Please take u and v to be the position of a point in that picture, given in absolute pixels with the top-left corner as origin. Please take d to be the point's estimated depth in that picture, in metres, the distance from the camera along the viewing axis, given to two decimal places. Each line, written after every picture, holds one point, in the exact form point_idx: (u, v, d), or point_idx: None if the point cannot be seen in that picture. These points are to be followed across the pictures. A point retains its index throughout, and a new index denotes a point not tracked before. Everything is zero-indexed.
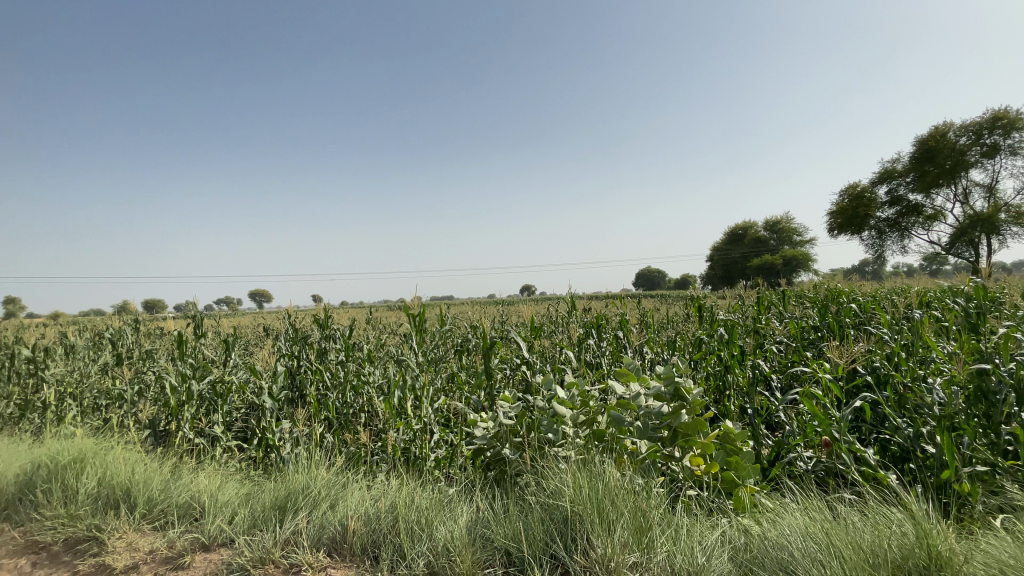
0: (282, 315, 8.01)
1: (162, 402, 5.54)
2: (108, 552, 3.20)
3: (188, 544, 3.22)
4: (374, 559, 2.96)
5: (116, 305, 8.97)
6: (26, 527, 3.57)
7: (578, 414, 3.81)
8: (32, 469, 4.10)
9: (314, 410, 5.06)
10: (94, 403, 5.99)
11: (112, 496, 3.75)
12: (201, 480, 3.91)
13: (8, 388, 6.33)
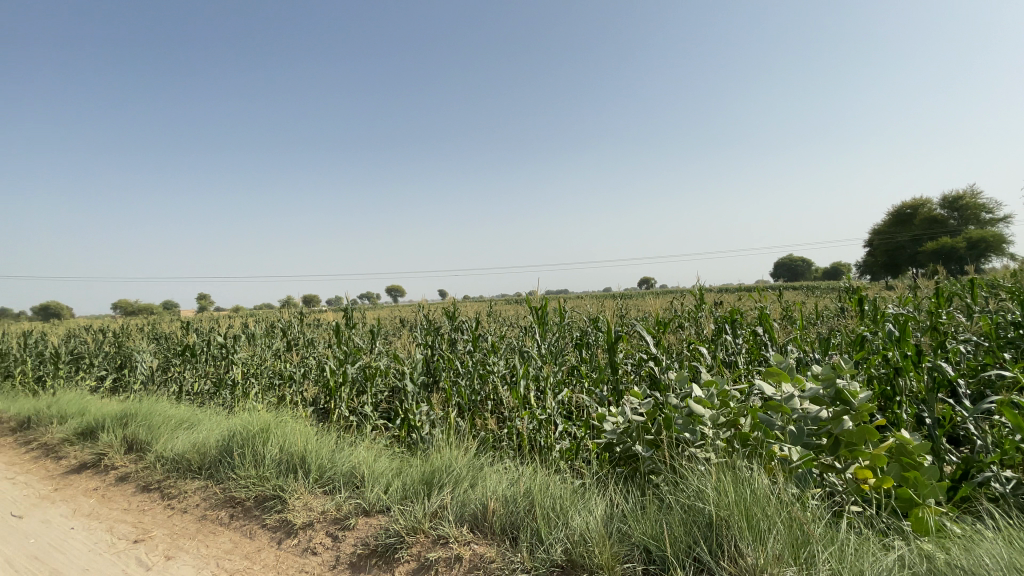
0: (414, 307, 8.67)
1: (321, 383, 6.33)
2: (290, 509, 3.78)
3: (352, 508, 3.65)
4: (513, 540, 3.08)
5: (282, 299, 10.46)
6: (230, 483, 4.36)
7: (719, 414, 3.53)
8: (232, 434, 4.95)
9: (448, 396, 5.38)
10: (271, 381, 7.06)
11: (291, 461, 4.36)
12: (360, 452, 4.40)
13: (211, 367, 7.75)
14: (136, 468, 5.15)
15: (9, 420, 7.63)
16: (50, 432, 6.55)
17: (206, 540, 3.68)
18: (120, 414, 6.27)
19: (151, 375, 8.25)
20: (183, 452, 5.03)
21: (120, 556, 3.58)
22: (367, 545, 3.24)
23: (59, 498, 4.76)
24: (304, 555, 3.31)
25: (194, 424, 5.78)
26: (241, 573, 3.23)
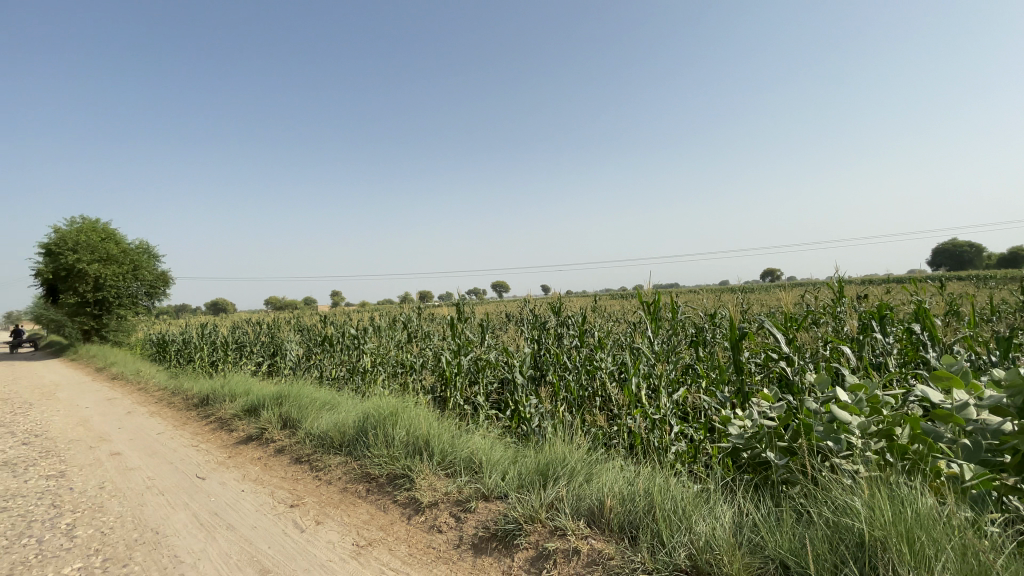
0: (521, 302, 8.84)
1: (438, 372, 6.73)
2: (417, 488, 4.09)
3: (473, 492, 3.84)
4: (633, 540, 3.00)
5: (401, 294, 11.30)
6: (365, 461, 4.83)
7: (868, 422, 3.11)
8: (366, 417, 5.47)
9: (557, 390, 5.39)
10: (394, 370, 7.68)
11: (416, 444, 4.70)
12: (478, 440, 4.60)
13: (343, 356, 8.64)
14: (290, 442, 5.92)
15: (195, 396, 9.24)
16: (225, 408, 7.80)
17: (347, 510, 4.13)
18: (275, 394, 7.25)
19: (298, 362, 9.43)
20: (326, 430, 5.68)
21: (281, 518, 4.15)
22: (487, 528, 3.39)
23: (234, 463, 5.65)
24: (430, 532, 3.56)
25: (333, 406, 6.50)
26: (378, 542, 3.57)
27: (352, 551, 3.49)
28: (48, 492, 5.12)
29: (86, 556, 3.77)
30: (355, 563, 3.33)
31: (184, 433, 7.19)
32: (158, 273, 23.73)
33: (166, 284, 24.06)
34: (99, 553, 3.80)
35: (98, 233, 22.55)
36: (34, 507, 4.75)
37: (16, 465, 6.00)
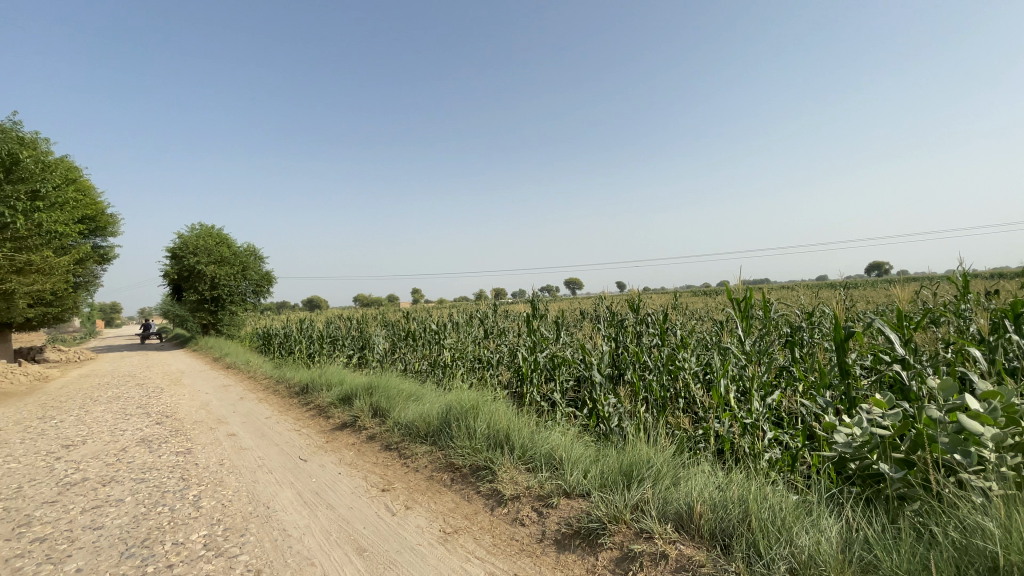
0: (598, 298, 8.71)
1: (515, 367, 6.81)
2: (499, 481, 4.18)
3: (554, 488, 3.86)
4: (726, 548, 2.87)
5: (477, 290, 11.57)
6: (448, 451, 5.02)
7: (1005, 435, 2.69)
8: (449, 409, 5.67)
9: (638, 389, 5.25)
10: (472, 365, 7.89)
11: (497, 437, 4.80)
12: (558, 436, 4.60)
13: (425, 350, 9.02)
14: (380, 430, 6.29)
15: (296, 385, 10.10)
16: (322, 396, 8.47)
17: (433, 497, 4.31)
18: (365, 386, 7.73)
19: (384, 355, 9.99)
20: (411, 420, 5.97)
21: (373, 501, 4.43)
22: (570, 525, 3.39)
23: (330, 448, 6.11)
24: (513, 524, 3.62)
25: (418, 397, 6.81)
26: (464, 530, 3.69)
27: (439, 537, 3.65)
28: (179, 466, 5.85)
29: (210, 525, 4.25)
30: (442, 549, 3.47)
31: (287, 419, 7.89)
32: (263, 273, 26.16)
33: (269, 282, 26.46)
34: (220, 523, 4.28)
35: (213, 237, 25.31)
36: (168, 479, 5.44)
37: (154, 441, 6.91)
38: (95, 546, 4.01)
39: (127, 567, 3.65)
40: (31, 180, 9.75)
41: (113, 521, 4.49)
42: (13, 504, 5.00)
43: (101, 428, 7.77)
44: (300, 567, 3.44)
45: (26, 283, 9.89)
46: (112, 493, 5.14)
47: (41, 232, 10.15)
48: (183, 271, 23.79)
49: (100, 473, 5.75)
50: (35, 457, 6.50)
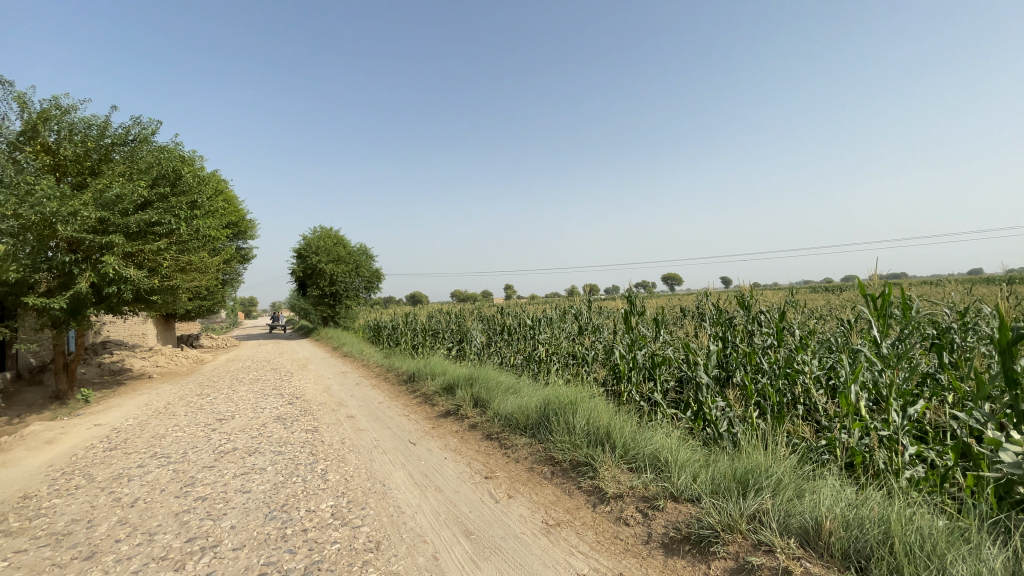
0: (700, 293, 8.27)
1: (612, 364, 6.69)
2: (601, 478, 4.15)
3: (660, 490, 3.76)
4: (861, 571, 2.59)
5: (569, 286, 11.55)
6: (548, 445, 5.08)
7: None
8: (547, 403, 5.72)
9: (749, 392, 4.89)
10: (567, 361, 7.89)
11: (597, 434, 4.76)
12: (662, 437, 4.45)
13: (521, 345, 9.18)
14: (481, 421, 6.55)
15: (403, 374, 10.86)
16: (427, 386, 9.02)
17: (535, 488, 4.40)
18: (465, 377, 8.07)
19: (482, 348, 10.37)
20: (510, 413, 6.12)
21: (477, 487, 4.62)
22: (679, 530, 3.28)
23: (436, 434, 6.49)
24: (617, 523, 3.58)
25: (516, 390, 6.95)
26: (566, 524, 3.72)
27: (542, 528, 3.71)
28: (307, 442, 6.57)
29: (336, 497, 4.73)
30: (545, 540, 3.53)
31: (397, 405, 8.51)
32: (372, 270, 28.39)
33: (378, 279, 28.65)
34: (343, 495, 4.74)
35: (330, 239, 28.00)
36: (299, 453, 6.14)
37: (287, 419, 7.83)
38: (244, 507, 4.64)
39: (269, 527, 4.18)
40: (189, 193, 11.49)
41: (257, 486, 5.17)
42: (183, 467, 5.95)
43: (245, 406, 8.97)
44: (413, 543, 3.70)
45: (188, 280, 11.64)
46: (256, 462, 5.91)
47: (198, 236, 11.92)
48: (307, 270, 26.63)
49: (247, 444, 6.64)
50: (197, 427, 7.68)
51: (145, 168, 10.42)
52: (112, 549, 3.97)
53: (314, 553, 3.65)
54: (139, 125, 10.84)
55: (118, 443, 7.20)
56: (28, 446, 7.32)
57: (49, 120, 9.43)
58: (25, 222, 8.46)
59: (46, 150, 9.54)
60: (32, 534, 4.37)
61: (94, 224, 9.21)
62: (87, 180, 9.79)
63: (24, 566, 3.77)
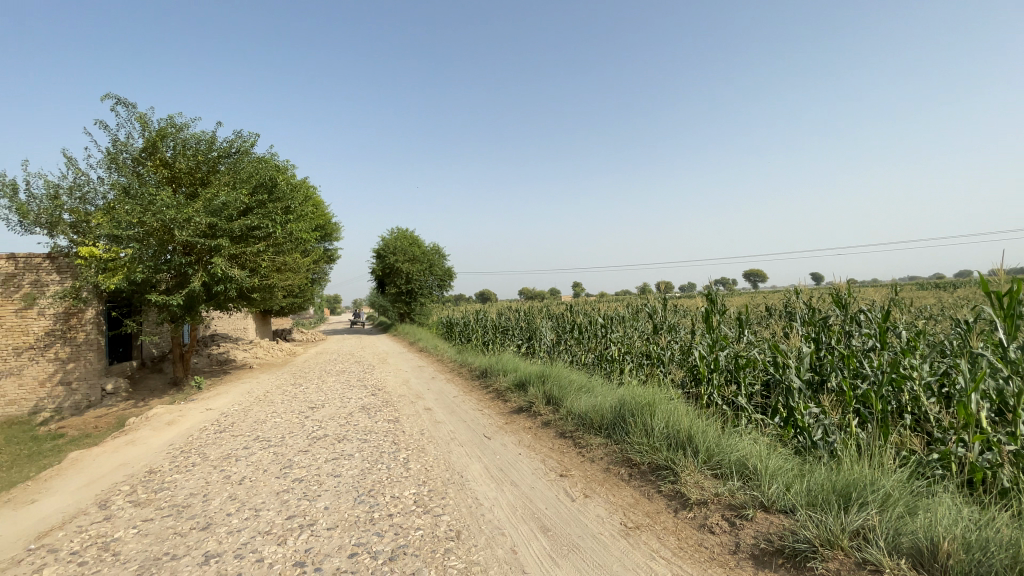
0: (788, 290, 7.72)
1: (690, 365, 6.42)
2: (683, 483, 4.03)
3: (748, 498, 3.58)
4: None
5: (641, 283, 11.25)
6: (626, 447, 5.00)
7: None
8: (623, 403, 5.62)
9: (847, 398, 4.50)
10: (641, 361, 7.68)
11: (678, 438, 4.61)
12: (749, 444, 4.23)
13: (592, 343, 9.07)
14: (554, 419, 6.56)
15: (476, 370, 11.13)
16: (500, 382, 9.18)
17: (612, 489, 4.35)
18: (537, 374, 8.11)
19: (552, 346, 10.38)
20: (585, 412, 6.07)
21: (552, 484, 4.65)
22: (771, 542, 3.10)
23: (510, 429, 6.60)
24: (701, 531, 3.46)
25: (590, 389, 6.88)
26: (646, 528, 3.65)
27: (621, 530, 3.66)
28: (389, 432, 6.94)
29: (418, 485, 4.96)
30: (625, 542, 3.48)
31: (471, 399, 8.74)
32: (444, 268, 29.34)
33: (449, 277, 29.52)
34: (424, 484, 4.96)
35: (406, 239, 29.27)
36: (382, 442, 6.50)
37: (370, 409, 8.31)
38: (336, 490, 4.99)
39: (358, 510, 4.47)
40: (283, 199, 12.43)
41: (347, 471, 5.55)
42: (281, 450, 6.51)
43: (333, 396, 9.62)
44: (492, 535, 3.80)
45: (282, 279, 12.67)
46: (345, 448, 6.33)
47: (291, 239, 12.89)
48: (385, 270, 28.05)
49: (336, 431, 7.14)
50: (292, 415, 8.36)
51: (246, 177, 11.41)
52: (225, 521, 4.43)
53: (400, 538, 3.86)
54: (241, 138, 11.90)
55: (226, 426, 8.01)
56: (154, 426, 8.34)
57: (166, 137, 10.68)
58: (148, 227, 9.74)
59: (165, 164, 10.84)
60: (161, 504, 4.99)
61: (205, 229, 10.26)
62: (198, 189, 10.91)
63: (155, 532, 4.31)
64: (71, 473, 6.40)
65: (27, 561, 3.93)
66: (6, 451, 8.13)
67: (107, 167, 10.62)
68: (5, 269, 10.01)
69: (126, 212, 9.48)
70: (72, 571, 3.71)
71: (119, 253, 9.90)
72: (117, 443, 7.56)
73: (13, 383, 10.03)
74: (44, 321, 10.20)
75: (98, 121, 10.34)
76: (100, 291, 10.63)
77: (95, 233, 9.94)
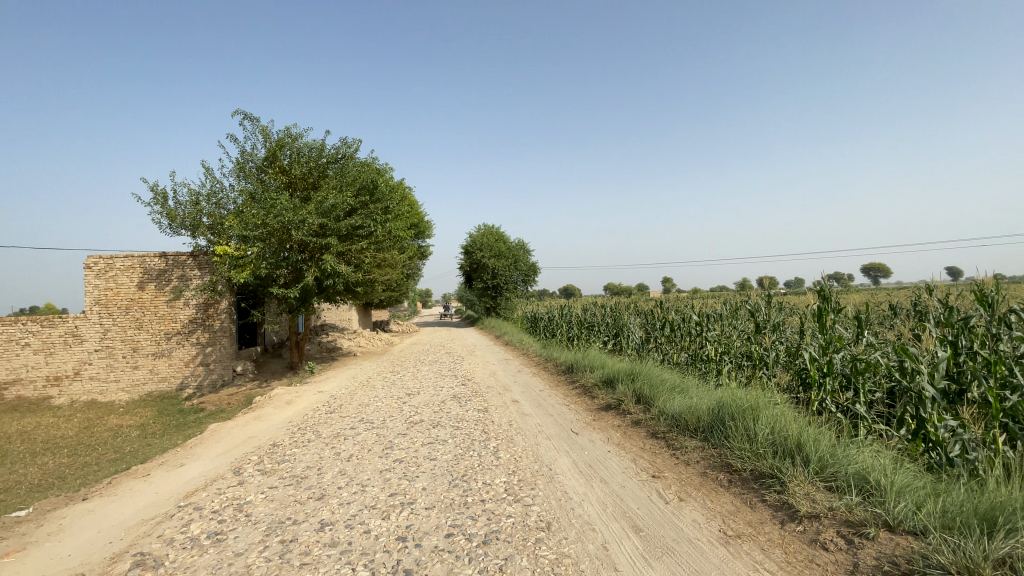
0: (919, 285, 6.79)
1: (798, 369, 5.92)
2: (791, 494, 3.76)
3: (869, 516, 3.25)
4: None
5: (741, 279, 10.54)
6: (725, 452, 4.76)
7: None
8: (722, 406, 5.34)
9: (993, 411, 3.89)
10: (741, 362, 7.22)
11: (785, 445, 4.29)
12: (870, 456, 3.83)
13: (686, 341, 8.68)
14: (645, 418, 6.41)
15: (562, 365, 11.16)
16: (587, 378, 9.12)
17: (709, 495, 4.17)
18: (627, 372, 7.93)
19: (641, 343, 10.11)
20: (679, 413, 5.86)
21: (645, 484, 4.56)
22: (897, 565, 2.79)
23: (598, 426, 6.56)
24: (813, 546, 3.20)
25: (684, 390, 6.61)
26: (748, 537, 3.44)
27: (720, 537, 3.50)
28: (480, 421, 7.20)
29: (508, 474, 5.11)
30: (724, 550, 3.32)
31: (557, 394, 8.80)
32: (529, 264, 29.73)
33: (533, 273, 29.88)
34: (514, 474, 5.10)
35: (492, 236, 30.01)
36: (474, 430, 6.77)
37: (461, 398, 8.68)
38: (432, 473, 5.30)
39: (453, 493, 4.71)
40: (383, 200, 13.30)
41: (442, 455, 5.86)
42: (382, 432, 7.03)
43: (427, 384, 10.19)
44: (582, 530, 3.81)
45: (381, 274, 13.58)
46: (439, 434, 6.68)
47: (391, 236, 13.74)
48: (472, 265, 28.97)
49: (430, 417, 7.56)
50: (391, 400, 8.97)
51: (351, 181, 12.34)
52: (336, 493, 4.89)
53: (492, 523, 4.01)
54: (346, 144, 12.88)
55: (335, 407, 8.80)
56: (276, 404, 9.40)
57: (284, 147, 11.88)
58: (270, 229, 10.91)
59: (283, 171, 12.09)
60: (282, 474, 5.62)
61: (317, 229, 11.31)
62: (310, 192, 12.02)
63: (279, 498, 4.87)
64: (211, 442, 7.42)
65: (180, 515, 4.64)
66: (162, 422, 9.60)
67: (236, 175, 12.09)
68: (159, 265, 11.79)
69: (253, 215, 10.77)
70: (215, 526, 4.31)
71: (247, 251, 11.21)
72: (246, 418, 8.63)
73: (166, 362, 11.81)
74: (189, 310, 11.87)
75: (230, 134, 11.78)
76: (231, 285, 12.13)
77: (228, 234, 11.36)
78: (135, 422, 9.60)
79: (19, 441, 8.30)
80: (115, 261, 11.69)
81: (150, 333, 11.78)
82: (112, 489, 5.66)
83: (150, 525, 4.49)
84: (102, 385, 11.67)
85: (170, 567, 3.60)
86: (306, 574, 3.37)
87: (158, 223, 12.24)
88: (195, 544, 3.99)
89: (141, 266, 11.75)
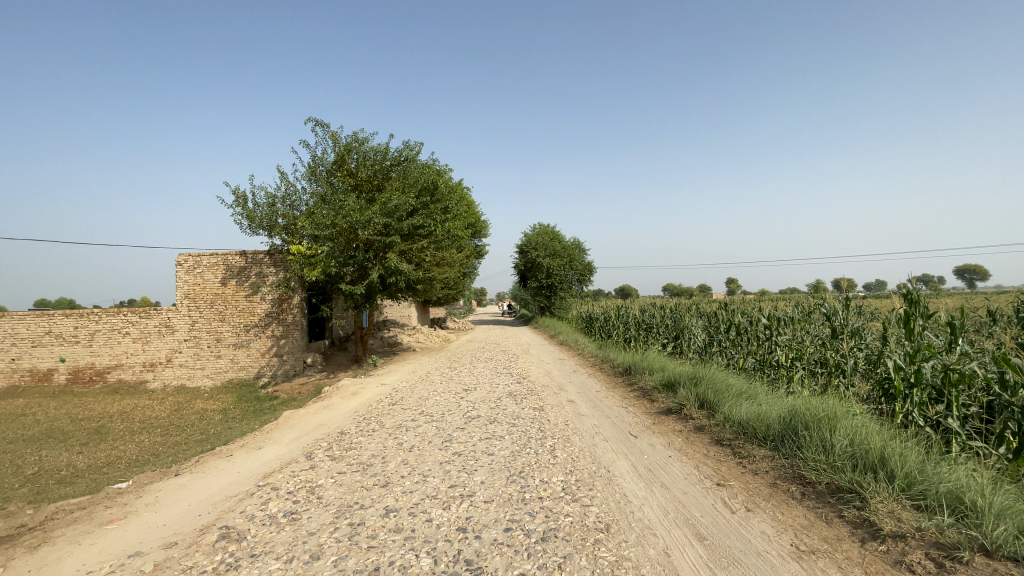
0: None
1: (880, 378, 5.48)
2: (872, 511, 3.53)
3: (963, 539, 2.99)
4: None
5: (815, 280, 9.92)
6: (798, 463, 4.52)
7: None
8: (795, 414, 5.06)
9: None
10: (815, 369, 6.80)
11: (866, 459, 4.02)
12: (965, 475, 3.51)
13: (753, 346, 8.29)
14: (709, 424, 6.20)
15: (619, 366, 11.01)
16: (646, 380, 8.93)
17: (780, 507, 3.98)
18: (688, 376, 7.69)
19: (704, 347, 9.78)
20: (746, 420, 5.62)
21: (709, 492, 4.42)
22: None
23: (658, 430, 6.43)
24: (897, 567, 2.97)
25: (752, 396, 6.33)
26: (823, 554, 3.26)
27: (791, 551, 3.33)
28: (536, 419, 7.25)
29: (565, 473, 5.13)
30: (797, 565, 3.16)
31: (614, 396, 8.68)
32: (585, 264, 29.82)
33: (589, 272, 29.75)
34: (572, 473, 5.10)
35: (549, 233, 30.33)
36: (530, 428, 6.83)
37: (517, 396, 8.77)
38: (491, 467, 5.40)
39: (512, 488, 4.79)
40: (443, 200, 13.69)
41: (499, 451, 5.96)
42: (442, 425, 7.24)
43: (484, 380, 10.40)
44: (643, 534, 3.76)
45: (440, 272, 13.98)
46: (496, 430, 6.80)
47: (450, 236, 14.07)
48: (528, 263, 29.02)
49: (487, 413, 7.70)
50: (450, 394, 9.23)
51: (413, 182, 12.71)
52: (400, 482, 5.11)
53: (551, 521, 4.04)
54: (409, 147, 13.35)
55: (396, 400, 9.17)
56: (343, 395, 9.94)
57: (351, 151, 12.53)
58: (339, 229, 11.50)
59: (350, 174, 12.73)
60: (349, 461, 5.93)
61: (382, 229, 11.81)
62: (375, 194, 12.59)
63: (347, 483, 5.16)
64: (284, 428, 7.96)
65: (260, 494, 5.04)
66: (241, 407, 10.43)
67: (309, 178, 12.91)
68: (239, 262, 12.77)
69: (324, 215, 11.41)
70: (290, 506, 4.65)
71: (317, 250, 11.87)
72: (317, 406, 9.21)
73: (245, 352, 12.79)
74: (265, 304, 12.79)
75: (303, 140, 12.58)
76: (303, 282, 12.92)
77: (301, 233, 12.14)
78: (218, 407, 10.49)
79: (121, 421, 9.27)
80: (202, 258, 12.76)
81: (231, 325, 12.79)
82: (199, 467, 6.23)
83: (233, 501, 4.90)
84: (190, 371, 12.81)
85: (251, 541, 3.92)
86: (373, 557, 3.55)
87: (239, 224, 13.24)
88: (273, 521, 4.31)
89: (224, 264, 12.78)
